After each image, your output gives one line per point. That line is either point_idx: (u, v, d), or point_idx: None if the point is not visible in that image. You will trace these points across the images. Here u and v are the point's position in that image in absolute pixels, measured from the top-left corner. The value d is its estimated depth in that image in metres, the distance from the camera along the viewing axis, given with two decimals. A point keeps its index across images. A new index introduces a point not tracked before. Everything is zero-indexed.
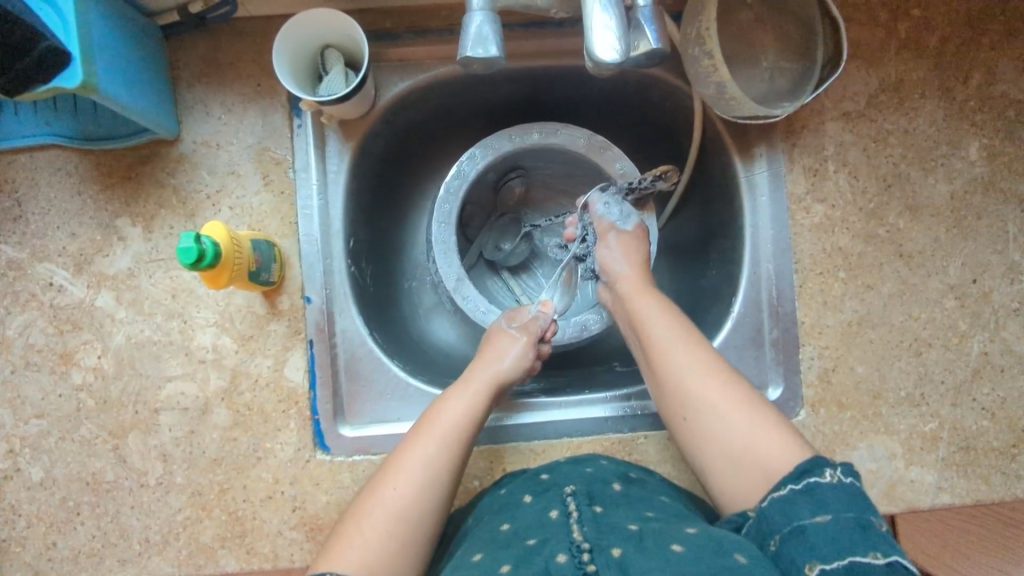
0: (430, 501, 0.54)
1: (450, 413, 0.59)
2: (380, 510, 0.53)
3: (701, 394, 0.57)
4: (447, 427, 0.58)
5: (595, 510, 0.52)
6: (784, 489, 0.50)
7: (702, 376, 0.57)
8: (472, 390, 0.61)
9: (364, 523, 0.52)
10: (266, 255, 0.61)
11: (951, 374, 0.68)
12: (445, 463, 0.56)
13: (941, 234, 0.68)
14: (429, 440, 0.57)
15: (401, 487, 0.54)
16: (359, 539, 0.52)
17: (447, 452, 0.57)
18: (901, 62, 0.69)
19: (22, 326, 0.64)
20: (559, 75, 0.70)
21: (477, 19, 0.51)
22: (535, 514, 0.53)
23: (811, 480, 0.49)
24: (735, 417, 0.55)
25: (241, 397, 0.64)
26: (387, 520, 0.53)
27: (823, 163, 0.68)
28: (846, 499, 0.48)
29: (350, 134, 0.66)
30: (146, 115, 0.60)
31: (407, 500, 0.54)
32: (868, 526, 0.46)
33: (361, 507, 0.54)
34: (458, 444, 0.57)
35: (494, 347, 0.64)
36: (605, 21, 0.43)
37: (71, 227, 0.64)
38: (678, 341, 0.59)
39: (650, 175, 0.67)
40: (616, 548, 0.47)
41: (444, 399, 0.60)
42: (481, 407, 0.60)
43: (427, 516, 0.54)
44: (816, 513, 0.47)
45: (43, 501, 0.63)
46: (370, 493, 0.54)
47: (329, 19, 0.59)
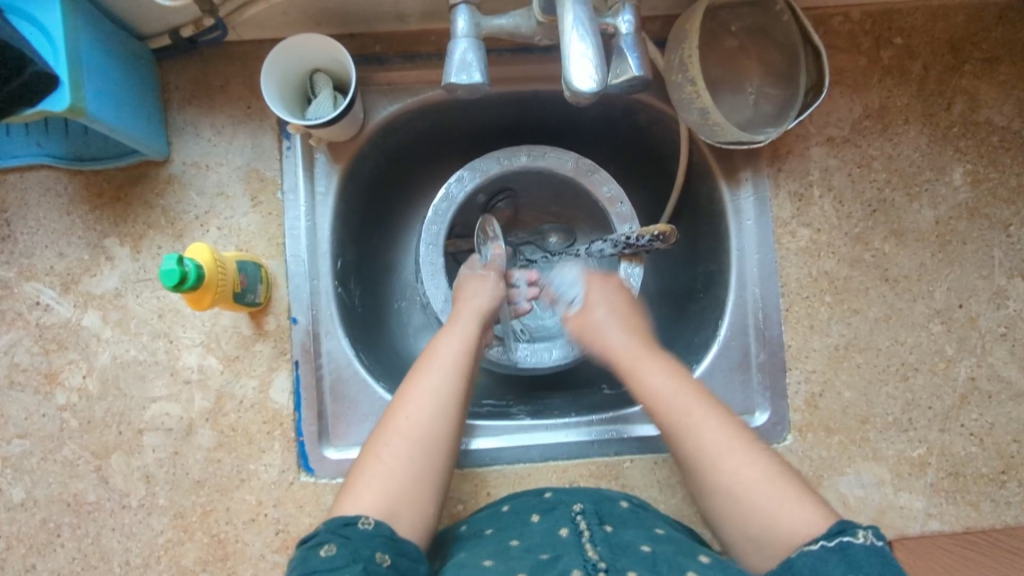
0: (443, 426, 0.57)
1: (447, 349, 0.61)
2: (396, 437, 0.56)
3: (714, 465, 0.56)
4: (447, 358, 0.60)
5: (606, 529, 0.54)
6: (815, 546, 0.49)
7: (713, 452, 0.56)
8: (464, 323, 0.63)
9: (385, 452, 0.55)
10: (252, 276, 0.61)
11: (938, 400, 0.68)
12: (451, 389, 0.59)
13: (926, 258, 0.69)
14: (430, 374, 0.59)
15: (411, 414, 0.57)
16: (381, 467, 0.54)
17: (450, 379, 0.59)
18: (885, 88, 0.69)
19: (7, 346, 0.64)
20: (546, 99, 0.71)
21: (460, 46, 0.52)
22: (546, 532, 0.54)
23: (846, 539, 0.48)
24: (751, 500, 0.53)
25: (225, 418, 0.64)
26: (404, 446, 0.55)
27: (808, 187, 0.69)
28: (881, 563, 0.46)
29: (339, 156, 0.67)
30: (135, 138, 0.60)
31: (421, 425, 0.56)
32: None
33: (378, 439, 0.56)
34: (460, 372, 0.60)
35: (467, 287, 0.67)
36: (582, 50, 0.43)
37: (60, 247, 0.64)
38: (689, 414, 0.58)
39: (645, 237, 0.63)
40: (631, 572, 0.49)
41: (438, 338, 0.62)
42: (474, 335, 0.63)
43: (441, 438, 0.57)
44: (847, 572, 0.46)
45: (24, 522, 0.62)
46: (383, 430, 0.57)
47: (318, 44, 0.60)
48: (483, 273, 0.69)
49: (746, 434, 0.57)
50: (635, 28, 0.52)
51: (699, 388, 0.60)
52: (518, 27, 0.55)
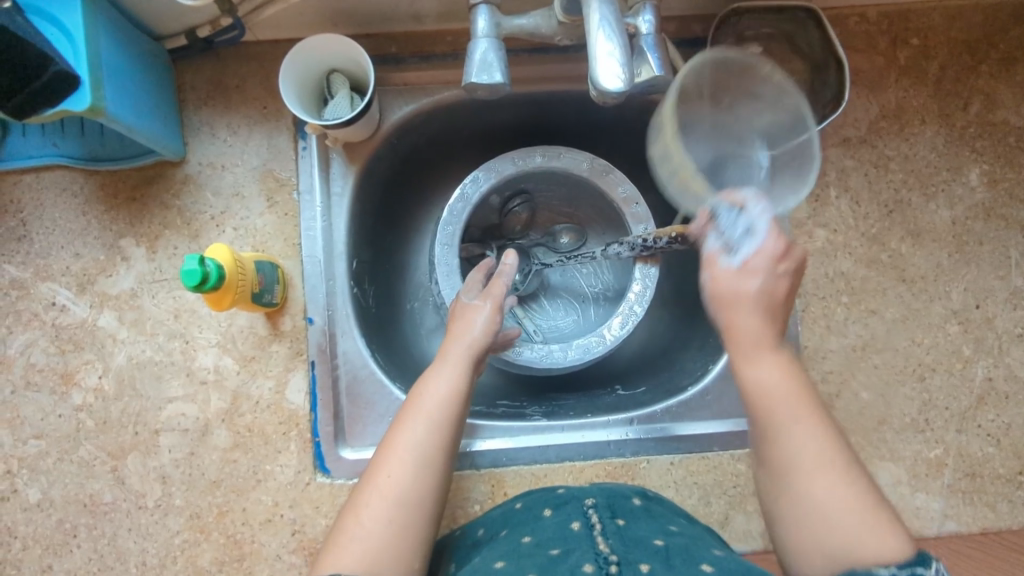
0: (427, 486, 0.53)
1: (436, 389, 0.57)
2: (377, 496, 0.52)
3: (805, 491, 0.45)
4: (434, 403, 0.56)
5: (618, 522, 0.53)
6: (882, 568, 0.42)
7: (812, 470, 0.45)
8: (457, 361, 0.59)
9: (364, 514, 0.51)
10: (269, 277, 0.61)
11: (955, 400, 0.67)
12: (437, 440, 0.54)
13: (943, 259, 0.68)
14: (417, 421, 0.55)
15: (393, 472, 0.53)
16: (359, 530, 0.51)
17: (438, 427, 0.55)
18: (901, 89, 0.69)
19: (24, 346, 0.64)
20: (562, 100, 0.71)
21: (481, 47, 0.52)
22: (557, 527, 0.53)
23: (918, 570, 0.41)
24: (842, 522, 0.44)
25: (242, 418, 0.64)
26: (384, 505, 0.52)
27: (825, 188, 0.69)
28: None
29: (355, 157, 0.67)
30: (151, 138, 0.60)
31: (403, 484, 0.52)
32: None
33: (358, 497, 0.52)
34: (447, 421, 0.56)
35: (458, 321, 0.62)
36: (609, 50, 0.43)
37: (75, 247, 0.64)
38: (790, 450, 0.46)
39: (664, 238, 0.65)
40: (644, 564, 0.47)
41: (428, 375, 0.58)
42: (466, 375, 0.58)
43: (426, 498, 0.53)
44: None
45: (40, 523, 0.62)
46: (364, 486, 0.53)
47: (336, 44, 0.60)
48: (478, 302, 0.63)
49: (847, 447, 0.46)
50: (656, 28, 0.52)
51: (807, 381, 0.47)
52: (539, 27, 0.54)
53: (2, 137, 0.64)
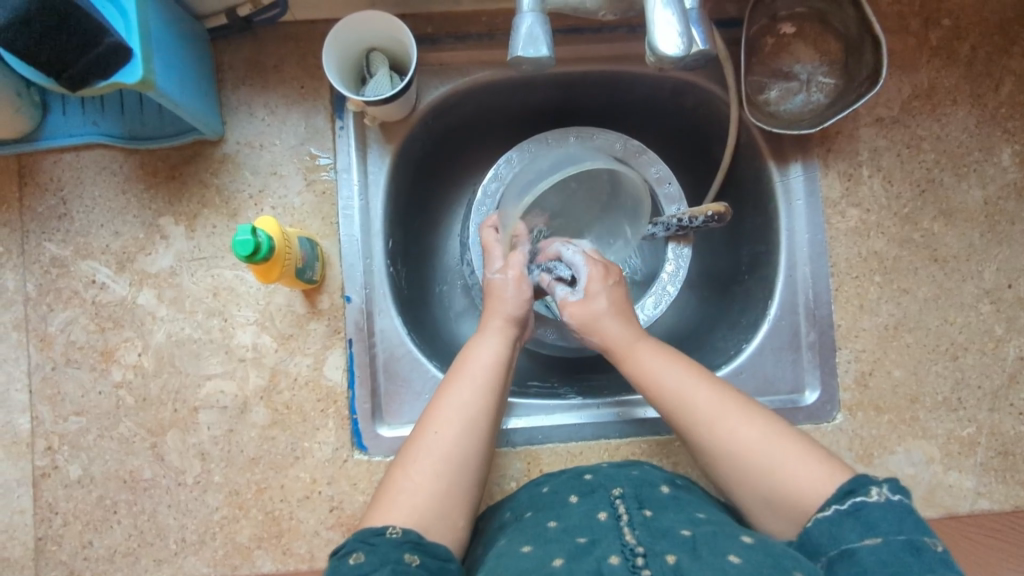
0: (471, 445, 0.57)
1: (480, 355, 0.61)
2: (424, 454, 0.56)
3: (730, 436, 0.55)
4: (479, 369, 0.60)
5: (646, 514, 0.53)
6: (829, 510, 0.49)
7: (730, 424, 0.56)
8: (496, 330, 0.63)
9: (412, 470, 0.55)
10: (310, 253, 0.61)
11: (988, 379, 0.68)
12: (483, 402, 0.58)
13: (975, 239, 0.69)
14: (463, 385, 0.59)
15: (441, 431, 0.57)
16: (407, 485, 0.54)
17: (482, 390, 0.59)
18: (934, 69, 0.69)
19: (64, 323, 0.64)
20: (595, 81, 0.71)
21: (527, 21, 0.52)
22: (584, 515, 0.53)
23: (858, 499, 0.49)
24: (763, 456, 0.54)
25: (280, 396, 0.64)
26: (432, 462, 0.55)
27: (857, 168, 0.69)
28: (895, 517, 0.47)
29: (391, 136, 0.67)
30: (194, 115, 0.61)
31: (449, 443, 0.56)
32: (920, 547, 0.46)
33: (407, 454, 0.56)
34: (491, 384, 0.59)
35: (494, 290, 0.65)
36: (667, 17, 0.43)
37: (115, 225, 0.65)
38: (690, 395, 0.58)
39: (701, 217, 0.67)
40: (670, 555, 0.48)
41: (472, 344, 0.62)
42: (508, 344, 0.62)
43: (471, 457, 0.56)
44: (865, 534, 0.47)
45: (80, 499, 0.63)
46: (412, 443, 0.57)
47: (377, 22, 0.60)
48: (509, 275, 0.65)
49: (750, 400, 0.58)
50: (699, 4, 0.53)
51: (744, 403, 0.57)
52: (584, 3, 0.55)
53: (43, 115, 0.64)
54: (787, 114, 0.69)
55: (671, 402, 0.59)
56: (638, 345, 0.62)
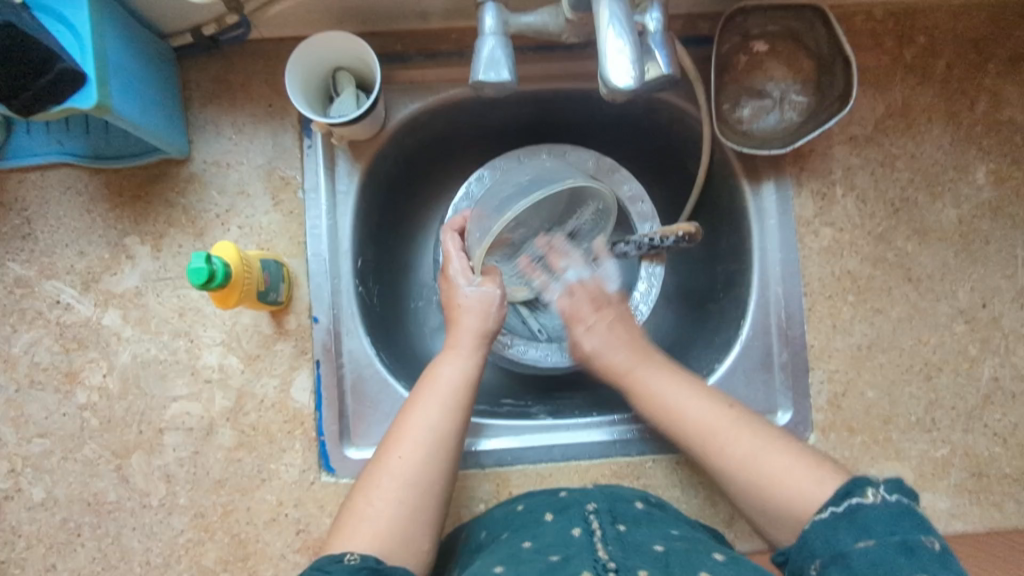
0: (434, 466, 0.56)
1: (447, 374, 0.61)
2: (388, 478, 0.55)
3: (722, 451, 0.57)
4: (446, 387, 0.60)
5: (619, 528, 0.53)
6: (826, 512, 0.49)
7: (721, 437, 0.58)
8: (464, 349, 0.63)
9: (375, 493, 0.54)
10: (274, 275, 0.61)
11: (962, 400, 0.67)
12: (449, 422, 0.58)
13: (949, 258, 0.68)
14: (430, 404, 0.59)
15: (406, 453, 0.56)
16: (370, 510, 0.53)
17: (448, 410, 0.59)
18: (908, 87, 0.69)
19: (28, 344, 0.63)
20: (568, 98, 0.71)
21: (488, 43, 0.52)
22: (558, 532, 0.53)
23: (854, 501, 0.47)
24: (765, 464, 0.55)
25: (246, 417, 0.63)
26: (395, 486, 0.55)
27: (831, 186, 0.68)
28: (891, 519, 0.45)
29: (360, 155, 0.67)
30: (157, 137, 0.60)
31: (414, 464, 0.56)
32: (915, 548, 0.44)
33: (370, 476, 0.55)
34: (457, 404, 0.59)
35: (466, 307, 0.64)
36: (620, 47, 0.44)
37: (80, 245, 0.64)
38: (680, 400, 0.61)
39: (671, 237, 0.66)
40: (642, 569, 0.47)
41: (439, 363, 0.62)
42: (475, 362, 0.62)
43: (437, 479, 0.56)
44: (859, 537, 0.45)
45: (44, 522, 0.62)
46: (374, 467, 0.56)
47: (343, 42, 0.60)
48: (486, 288, 0.65)
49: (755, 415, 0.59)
50: (663, 25, 0.52)
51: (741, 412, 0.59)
52: (547, 25, 0.55)
53: (7, 134, 0.63)
54: (760, 132, 0.68)
55: (664, 420, 0.61)
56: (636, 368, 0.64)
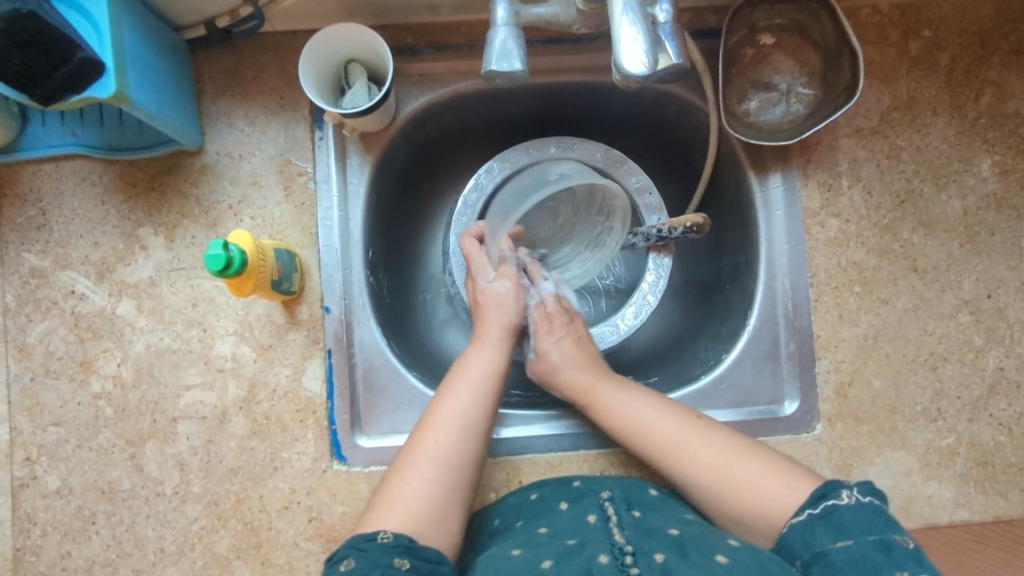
0: (466, 452, 0.57)
1: (478, 364, 0.62)
2: (424, 459, 0.56)
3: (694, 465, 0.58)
4: (477, 376, 0.61)
5: (634, 515, 0.54)
6: (802, 514, 0.51)
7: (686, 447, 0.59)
8: (492, 341, 0.64)
9: (410, 476, 0.55)
10: (287, 265, 0.62)
11: (967, 390, 0.68)
12: (481, 410, 0.59)
13: (954, 249, 0.69)
14: (461, 393, 0.60)
15: (441, 438, 0.57)
16: (405, 491, 0.54)
17: (484, 398, 0.60)
18: (913, 80, 0.70)
19: (43, 334, 0.64)
20: (576, 91, 0.71)
21: (501, 34, 0.52)
22: (574, 518, 0.54)
23: (829, 503, 0.50)
24: (734, 470, 0.57)
25: (259, 406, 0.64)
26: (428, 468, 0.56)
27: (837, 178, 0.69)
28: (867, 519, 0.48)
29: (371, 147, 0.67)
30: (172, 128, 0.61)
31: (448, 449, 0.57)
32: (892, 546, 0.46)
33: (405, 459, 0.56)
34: (489, 395, 0.60)
35: (487, 301, 0.66)
36: (633, 35, 0.45)
37: (94, 236, 0.65)
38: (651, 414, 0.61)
39: (680, 227, 0.67)
40: (659, 553, 0.48)
41: (470, 353, 0.63)
42: (505, 354, 0.63)
43: (469, 462, 0.57)
44: (838, 537, 0.48)
45: (59, 510, 0.63)
46: (411, 447, 0.57)
47: (355, 34, 0.61)
48: (503, 283, 0.66)
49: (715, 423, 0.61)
50: (673, 16, 0.53)
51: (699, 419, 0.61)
52: (558, 15, 0.55)
53: (22, 125, 0.64)
54: (767, 124, 0.69)
55: (631, 434, 0.61)
56: (599, 386, 0.64)
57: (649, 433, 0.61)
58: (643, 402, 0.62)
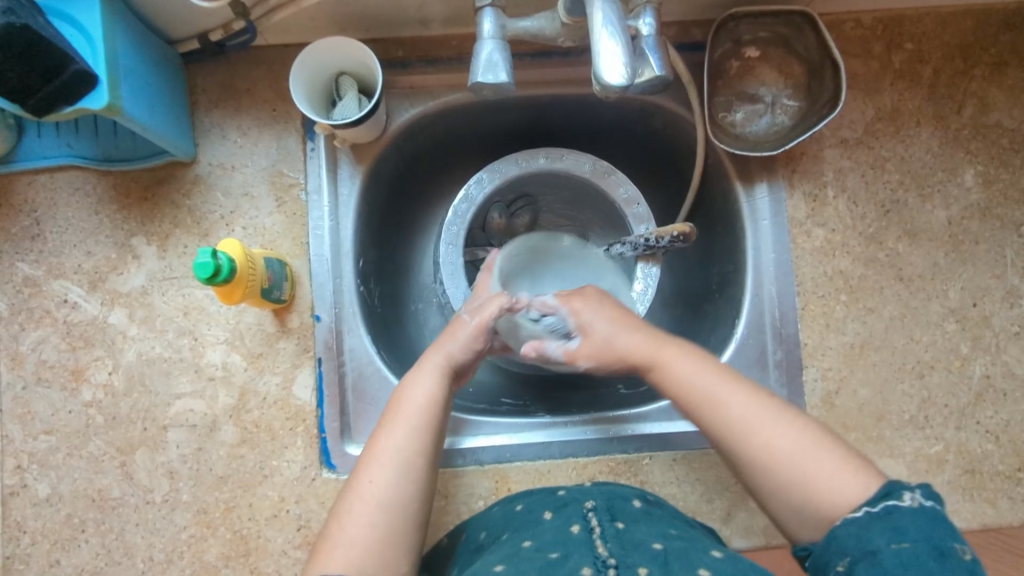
0: (405, 489, 0.55)
1: (414, 398, 0.59)
2: (360, 504, 0.54)
3: (768, 447, 0.53)
4: (413, 414, 0.58)
5: (618, 526, 0.53)
6: (860, 512, 0.48)
7: (760, 429, 0.54)
8: (433, 369, 0.61)
9: (348, 519, 0.53)
10: (278, 274, 0.63)
11: (954, 397, 0.68)
12: (415, 448, 0.57)
13: (939, 258, 0.69)
14: (397, 429, 0.57)
15: (375, 478, 0.55)
16: (343, 535, 0.53)
17: (417, 436, 0.57)
18: (897, 92, 0.71)
19: (36, 342, 0.65)
20: (564, 102, 0.73)
21: (487, 47, 0.54)
22: (557, 530, 0.54)
23: (890, 503, 0.47)
24: (807, 460, 0.52)
25: (249, 414, 0.64)
26: (367, 510, 0.54)
27: (822, 188, 0.70)
28: (925, 523, 0.46)
29: (362, 158, 0.68)
30: (166, 140, 0.62)
31: (385, 490, 0.54)
32: (946, 552, 0.44)
33: (342, 502, 0.55)
34: (426, 428, 0.58)
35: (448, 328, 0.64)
36: (614, 47, 0.46)
37: (88, 246, 0.66)
38: (719, 392, 0.56)
39: (666, 237, 0.67)
40: (642, 567, 0.48)
41: (406, 385, 0.60)
42: (442, 384, 0.60)
43: (406, 501, 0.55)
44: (892, 538, 0.45)
45: (48, 518, 0.63)
46: (348, 489, 0.55)
47: (345, 47, 0.62)
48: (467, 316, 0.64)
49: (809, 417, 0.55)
50: (656, 30, 0.54)
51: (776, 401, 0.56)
52: (543, 29, 0.56)
53: (17, 137, 0.65)
54: (752, 135, 0.70)
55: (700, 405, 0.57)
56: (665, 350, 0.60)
57: (718, 407, 0.56)
58: (706, 370, 0.58)
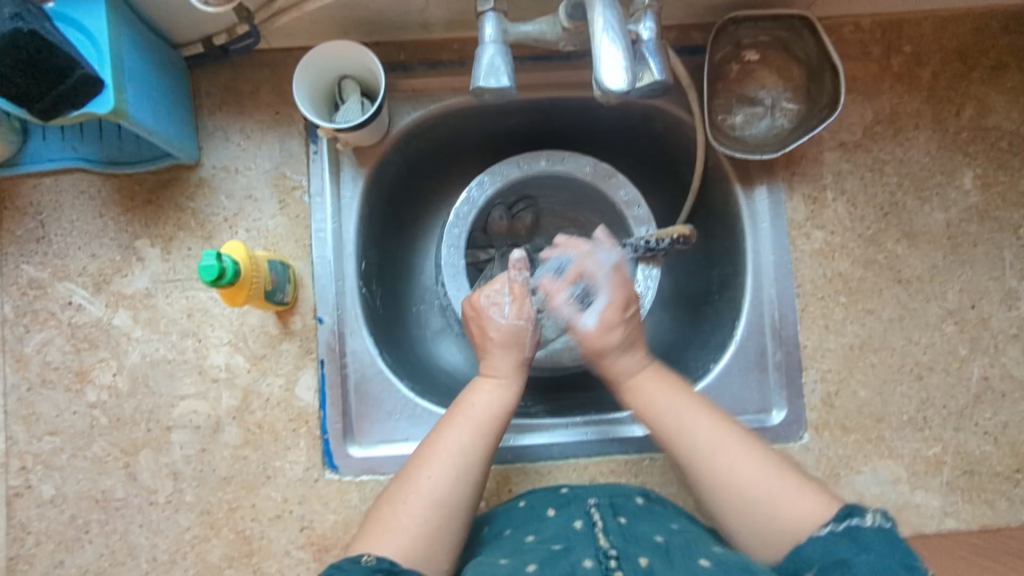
0: (463, 488, 0.56)
1: (479, 403, 0.61)
2: (416, 495, 0.55)
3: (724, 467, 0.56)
4: (478, 418, 0.59)
5: (620, 521, 0.54)
6: (824, 530, 0.50)
7: (716, 451, 0.57)
8: (503, 377, 0.63)
9: (403, 509, 0.54)
10: (281, 276, 0.63)
11: (953, 399, 0.68)
12: (479, 448, 0.58)
13: (938, 260, 0.70)
14: (464, 428, 0.59)
15: (436, 474, 0.56)
16: (396, 523, 0.53)
17: (481, 438, 0.58)
18: (896, 95, 0.71)
19: (40, 344, 0.65)
20: (565, 105, 0.73)
21: (488, 52, 0.54)
22: (560, 526, 0.54)
23: (853, 521, 0.49)
24: (762, 482, 0.55)
25: (252, 415, 0.65)
26: (421, 503, 0.54)
27: (821, 191, 0.70)
28: (890, 540, 0.48)
29: (364, 161, 0.68)
30: (170, 142, 0.62)
31: (442, 485, 0.55)
32: (913, 567, 0.46)
33: (398, 493, 0.55)
34: (490, 433, 0.59)
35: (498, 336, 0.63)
36: (614, 53, 0.46)
37: (92, 248, 0.66)
38: (682, 417, 0.59)
39: (666, 238, 0.68)
40: (643, 557, 0.49)
41: (473, 390, 0.62)
42: (512, 393, 0.62)
43: (463, 499, 0.56)
44: (859, 552, 0.47)
45: (52, 519, 0.63)
46: (405, 482, 0.56)
47: (347, 51, 0.62)
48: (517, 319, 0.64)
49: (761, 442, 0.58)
50: (656, 34, 0.54)
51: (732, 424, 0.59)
52: (544, 33, 0.57)
53: (23, 140, 0.65)
54: (752, 138, 0.70)
55: (669, 431, 0.60)
56: (645, 372, 0.63)
57: (685, 434, 0.59)
58: (669, 397, 0.61)
